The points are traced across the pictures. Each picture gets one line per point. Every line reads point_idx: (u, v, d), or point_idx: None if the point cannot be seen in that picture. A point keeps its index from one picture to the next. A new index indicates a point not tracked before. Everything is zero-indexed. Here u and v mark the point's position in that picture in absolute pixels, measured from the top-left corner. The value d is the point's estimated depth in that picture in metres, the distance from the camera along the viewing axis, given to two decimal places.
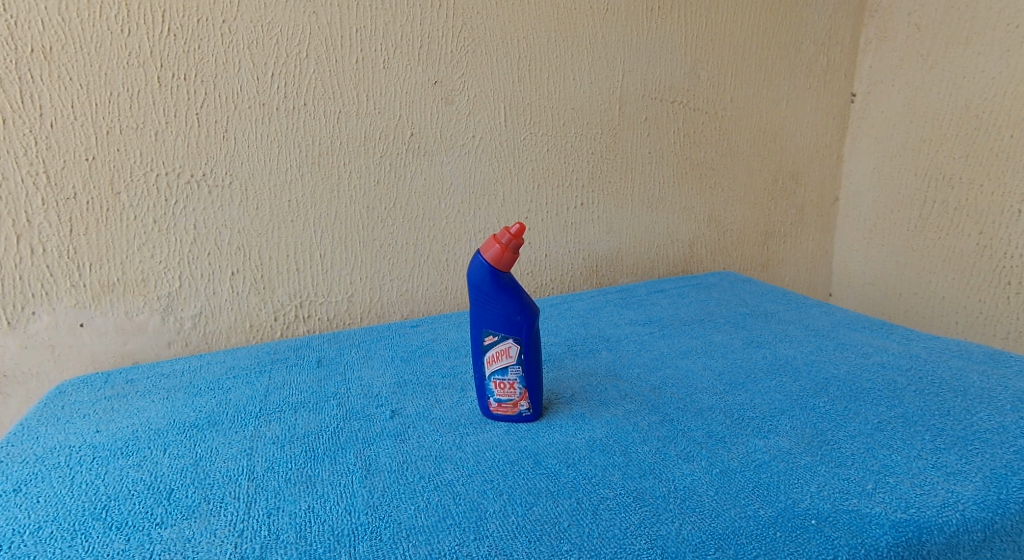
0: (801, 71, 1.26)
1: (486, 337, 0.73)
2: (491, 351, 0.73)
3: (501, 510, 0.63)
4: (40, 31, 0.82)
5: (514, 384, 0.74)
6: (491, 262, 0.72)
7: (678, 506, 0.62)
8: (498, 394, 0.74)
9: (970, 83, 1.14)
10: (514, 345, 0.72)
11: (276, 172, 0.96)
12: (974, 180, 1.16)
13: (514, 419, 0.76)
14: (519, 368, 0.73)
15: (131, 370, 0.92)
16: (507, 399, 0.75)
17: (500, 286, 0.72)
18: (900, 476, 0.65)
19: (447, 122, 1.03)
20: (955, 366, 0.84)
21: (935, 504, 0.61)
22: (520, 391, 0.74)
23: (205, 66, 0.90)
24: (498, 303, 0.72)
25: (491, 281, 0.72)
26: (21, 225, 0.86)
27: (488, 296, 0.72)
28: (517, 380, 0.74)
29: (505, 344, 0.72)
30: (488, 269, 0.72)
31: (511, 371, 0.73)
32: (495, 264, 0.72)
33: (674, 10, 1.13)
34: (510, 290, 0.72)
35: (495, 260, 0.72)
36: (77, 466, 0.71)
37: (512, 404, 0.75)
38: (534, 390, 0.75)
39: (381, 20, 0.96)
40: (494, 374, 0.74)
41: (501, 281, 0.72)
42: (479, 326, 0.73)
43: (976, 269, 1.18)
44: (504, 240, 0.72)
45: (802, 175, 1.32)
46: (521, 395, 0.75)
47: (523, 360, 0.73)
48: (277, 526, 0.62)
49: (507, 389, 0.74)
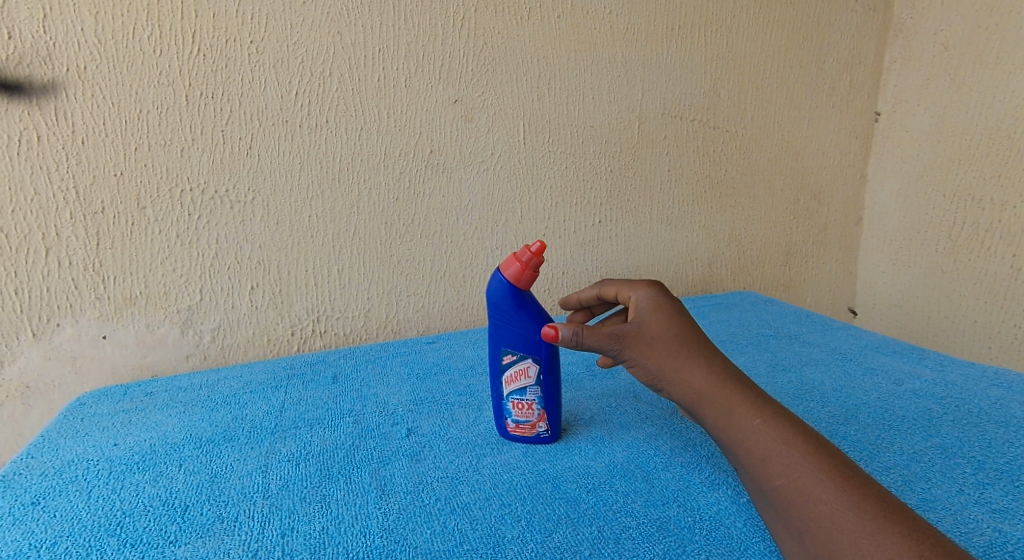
0: (824, 90, 1.25)
1: (505, 356, 0.72)
2: (508, 371, 0.72)
3: (520, 537, 0.61)
4: (75, 50, 0.85)
5: (532, 404, 0.73)
6: (511, 280, 0.71)
7: (704, 538, 0.61)
8: (514, 415, 0.74)
9: (1001, 103, 1.12)
10: (533, 366, 0.71)
11: (297, 189, 0.97)
12: (1006, 202, 1.13)
13: (532, 440, 0.75)
14: (538, 389, 0.72)
15: (150, 384, 0.92)
16: (525, 420, 0.74)
17: (519, 305, 0.71)
18: (941, 513, 0.63)
19: (466, 139, 1.03)
20: (992, 394, 0.81)
21: (981, 545, 0.59)
22: (539, 412, 0.73)
23: (231, 84, 0.91)
24: (517, 322, 0.71)
25: (510, 299, 0.71)
26: (50, 238, 0.88)
27: (506, 315, 0.71)
28: (535, 401, 0.73)
29: (523, 364, 0.71)
30: (508, 287, 0.71)
31: (530, 391, 0.72)
32: (515, 281, 0.71)
33: (695, 30, 1.13)
34: (529, 308, 0.71)
35: (515, 277, 0.71)
36: (94, 480, 0.71)
37: (530, 425, 0.74)
38: (553, 411, 0.74)
39: (404, 40, 0.97)
40: (511, 394, 0.73)
41: (521, 298, 0.71)
42: (495, 345, 0.72)
43: (1010, 295, 1.15)
44: (524, 257, 0.70)
45: (825, 196, 1.30)
46: (539, 416, 0.73)
47: (542, 380, 0.72)
48: (292, 547, 0.61)
49: (525, 410, 0.73)
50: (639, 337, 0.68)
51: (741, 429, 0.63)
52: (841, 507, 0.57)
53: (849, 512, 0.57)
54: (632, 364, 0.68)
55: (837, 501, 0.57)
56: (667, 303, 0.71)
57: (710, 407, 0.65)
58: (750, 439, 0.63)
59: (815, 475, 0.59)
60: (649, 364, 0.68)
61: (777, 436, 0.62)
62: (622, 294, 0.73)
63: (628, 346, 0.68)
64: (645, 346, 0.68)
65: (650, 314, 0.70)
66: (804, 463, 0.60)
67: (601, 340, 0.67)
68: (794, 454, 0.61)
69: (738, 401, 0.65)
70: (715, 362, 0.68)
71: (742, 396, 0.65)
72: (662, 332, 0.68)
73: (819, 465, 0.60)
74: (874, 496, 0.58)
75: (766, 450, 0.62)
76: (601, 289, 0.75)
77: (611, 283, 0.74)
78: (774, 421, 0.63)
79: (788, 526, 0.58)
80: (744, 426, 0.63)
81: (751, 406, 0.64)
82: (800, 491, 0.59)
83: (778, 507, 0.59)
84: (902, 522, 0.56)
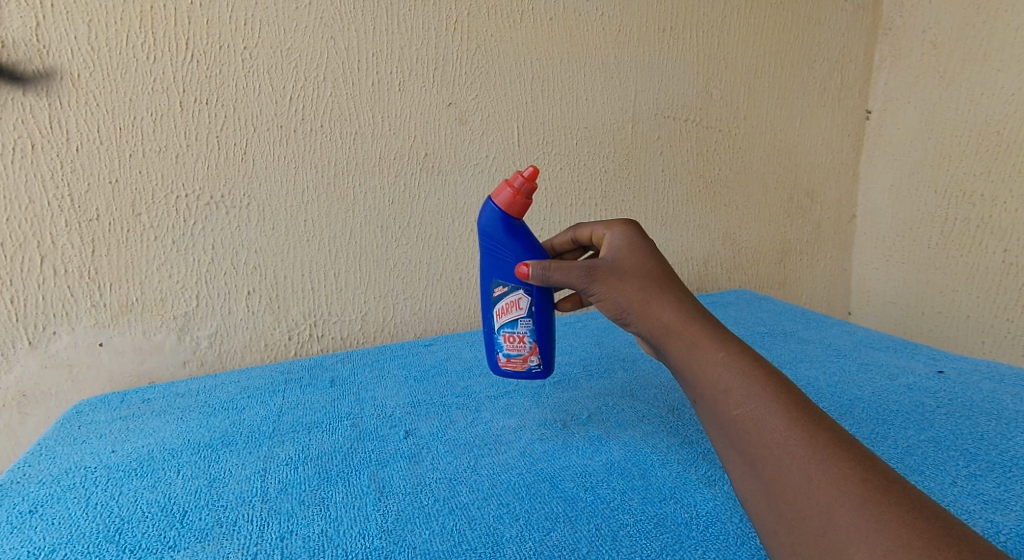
0: (816, 89, 1.26)
1: (496, 287, 0.75)
2: (501, 302, 0.75)
3: (518, 536, 0.61)
4: (68, 59, 0.85)
5: (524, 337, 0.75)
6: (503, 207, 0.75)
7: (701, 533, 0.61)
8: (507, 348, 0.76)
9: (990, 99, 1.13)
10: (523, 296, 0.74)
11: (293, 193, 0.97)
12: (996, 197, 1.14)
13: (525, 374, 0.77)
14: (529, 320, 0.75)
15: (147, 390, 0.92)
16: (517, 354, 0.76)
17: (510, 230, 0.75)
18: None
19: (461, 142, 1.04)
20: (985, 388, 0.82)
21: None
22: (530, 345, 0.76)
23: (225, 90, 0.92)
24: (508, 248, 0.75)
25: (501, 225, 0.75)
26: (45, 246, 0.88)
27: (498, 242, 0.75)
28: (527, 334, 0.75)
29: (514, 294, 0.74)
30: (500, 213, 0.75)
31: (521, 323, 0.75)
32: (507, 207, 0.75)
33: (686, 30, 1.14)
34: (520, 235, 0.75)
35: (507, 203, 0.75)
36: (93, 486, 0.71)
37: (522, 359, 0.76)
38: (544, 345, 0.76)
39: (397, 44, 0.98)
40: (503, 327, 0.76)
41: (512, 224, 0.75)
42: (490, 276, 0.76)
43: (1001, 289, 1.16)
44: (516, 184, 0.75)
45: (818, 194, 1.31)
46: (531, 350, 0.76)
47: (533, 311, 0.75)
48: (291, 549, 0.61)
49: (517, 343, 0.76)
50: (609, 272, 0.68)
51: (703, 359, 0.61)
52: (793, 435, 0.55)
53: (800, 441, 0.55)
54: (600, 298, 0.68)
55: (790, 430, 0.55)
56: (640, 241, 0.71)
57: (675, 338, 0.64)
58: (711, 369, 0.60)
59: (772, 406, 0.57)
60: (617, 298, 0.67)
61: (738, 368, 0.60)
62: (597, 234, 0.74)
63: (597, 279, 0.68)
64: (614, 280, 0.67)
65: (623, 250, 0.70)
66: (761, 394, 0.58)
67: (569, 275, 0.69)
68: (753, 384, 0.58)
69: (703, 334, 0.63)
70: (684, 297, 0.66)
71: (708, 330, 0.63)
72: (631, 267, 0.68)
73: (777, 397, 0.57)
74: (830, 428, 0.56)
75: (725, 380, 0.59)
76: (576, 232, 0.77)
77: (586, 225, 0.76)
78: (738, 354, 0.61)
79: (740, 455, 0.57)
80: (707, 357, 0.61)
81: (715, 339, 0.62)
82: (755, 421, 0.57)
83: (732, 437, 0.58)
84: (852, 452, 0.54)
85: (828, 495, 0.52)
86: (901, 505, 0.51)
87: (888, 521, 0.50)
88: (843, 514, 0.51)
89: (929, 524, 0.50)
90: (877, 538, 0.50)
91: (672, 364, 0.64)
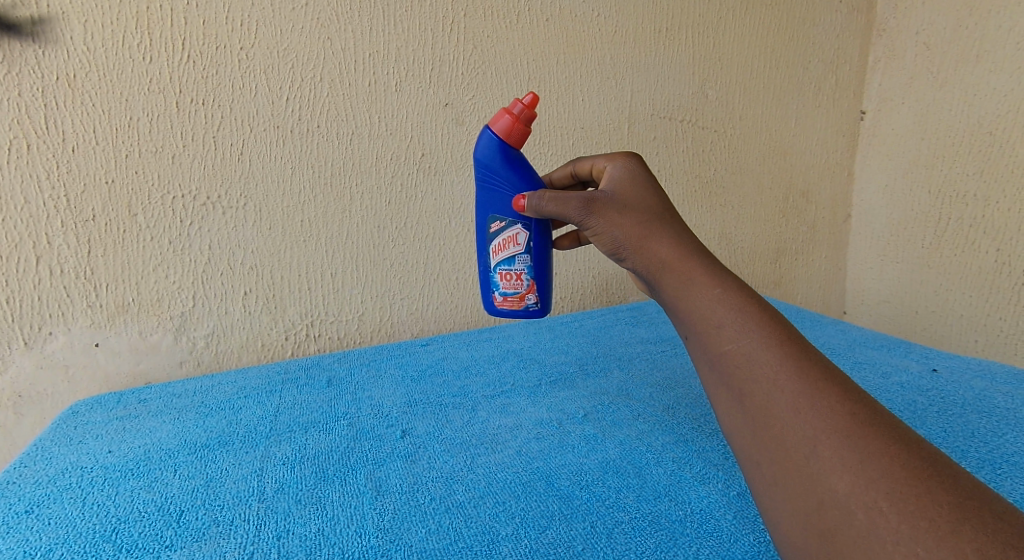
0: (810, 90, 1.26)
1: (493, 223, 0.77)
2: (498, 239, 0.77)
3: (514, 533, 0.62)
4: (64, 59, 0.85)
5: (520, 275, 0.78)
6: (501, 136, 0.76)
7: (694, 531, 0.61)
8: (504, 287, 0.78)
9: (983, 100, 1.14)
10: (520, 233, 0.76)
11: (289, 194, 0.97)
12: (989, 197, 1.15)
13: (521, 312, 0.79)
14: (526, 258, 0.77)
15: (144, 390, 0.92)
16: (513, 293, 0.79)
17: (507, 161, 0.76)
18: None
19: (457, 143, 1.04)
20: (977, 386, 0.82)
21: None
22: (527, 283, 0.78)
23: (222, 90, 0.92)
24: (505, 180, 0.76)
25: (499, 156, 0.76)
26: (41, 247, 0.88)
27: (496, 173, 0.76)
28: (524, 271, 0.78)
29: (511, 231, 0.77)
30: (498, 142, 0.76)
31: (518, 261, 0.77)
32: (505, 135, 0.75)
33: (681, 31, 1.14)
34: (517, 165, 0.76)
35: (505, 130, 0.75)
36: (89, 487, 0.71)
37: (519, 298, 0.79)
38: (541, 283, 0.79)
39: (394, 45, 0.98)
40: (500, 265, 0.78)
41: (510, 153, 0.76)
42: (488, 210, 0.78)
43: (995, 288, 1.16)
44: (515, 111, 0.75)
45: (813, 194, 1.32)
46: (528, 288, 0.78)
47: (529, 248, 0.77)
48: (288, 548, 0.61)
49: (514, 281, 0.78)
50: (608, 206, 0.66)
51: (695, 294, 0.59)
52: (785, 370, 0.52)
53: (790, 375, 0.52)
54: (597, 233, 0.66)
55: (781, 364, 0.53)
56: (643, 176, 0.69)
57: (671, 274, 0.61)
58: (704, 304, 0.58)
59: (764, 340, 0.54)
60: (615, 234, 0.65)
61: (732, 303, 0.57)
62: (598, 168, 0.72)
63: (595, 213, 0.66)
64: (612, 215, 0.66)
65: (625, 185, 0.68)
66: (753, 328, 0.55)
67: (567, 207, 0.68)
68: (746, 318, 0.55)
69: (699, 269, 0.60)
70: (682, 234, 0.64)
71: (705, 266, 0.60)
72: (631, 203, 0.66)
73: (771, 332, 0.54)
74: (823, 364, 0.53)
75: (718, 315, 0.56)
76: (575, 166, 0.76)
77: (587, 159, 0.74)
78: (734, 290, 0.57)
79: (727, 389, 0.54)
80: (701, 292, 0.58)
81: (711, 274, 0.59)
82: (745, 355, 0.54)
83: (720, 372, 0.55)
84: (845, 388, 0.51)
85: (814, 426, 0.50)
86: (889, 439, 0.48)
87: (872, 453, 0.48)
88: (827, 445, 0.49)
89: (915, 458, 0.47)
90: (859, 468, 0.48)
91: (665, 300, 0.62)
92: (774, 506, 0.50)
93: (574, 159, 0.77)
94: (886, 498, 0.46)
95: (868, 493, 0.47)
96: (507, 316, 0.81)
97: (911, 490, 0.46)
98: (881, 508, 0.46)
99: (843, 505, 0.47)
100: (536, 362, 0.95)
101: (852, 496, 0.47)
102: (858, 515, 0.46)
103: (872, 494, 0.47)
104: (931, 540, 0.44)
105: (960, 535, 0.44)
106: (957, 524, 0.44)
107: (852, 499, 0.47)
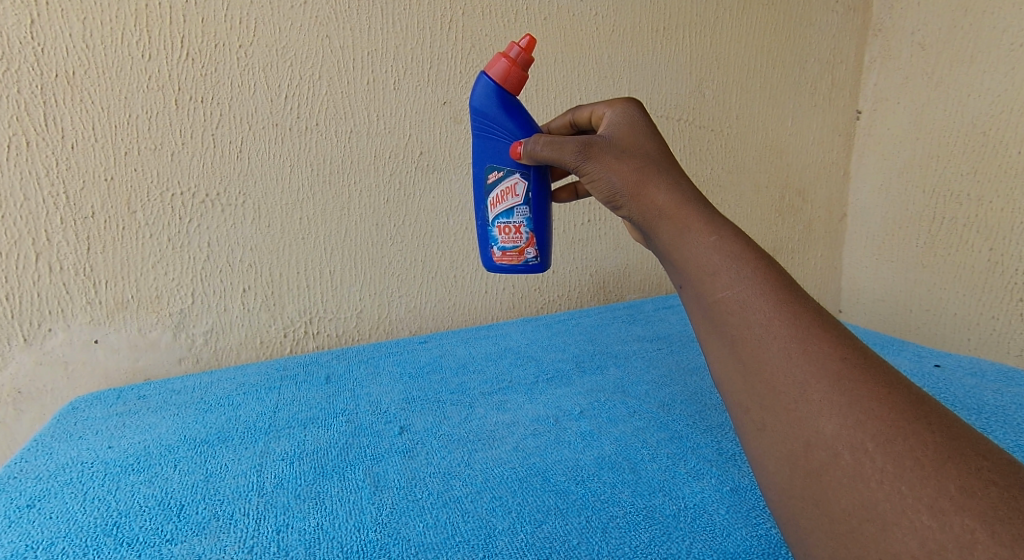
0: (806, 89, 1.27)
1: (490, 174, 0.78)
2: (495, 191, 0.78)
3: (510, 528, 0.62)
4: (64, 56, 0.85)
5: (520, 228, 0.79)
6: (497, 81, 0.76)
7: (688, 525, 0.62)
8: (502, 241, 0.80)
9: (976, 100, 1.14)
10: (519, 183, 0.77)
11: (288, 192, 0.98)
12: (982, 197, 1.16)
13: (520, 267, 0.81)
14: (525, 210, 0.78)
15: (143, 387, 0.93)
16: (512, 247, 0.80)
17: (504, 106, 0.76)
18: None
19: (456, 141, 1.05)
20: (968, 384, 0.83)
21: None
22: (527, 236, 0.79)
23: (220, 88, 0.92)
24: (502, 127, 0.76)
25: (495, 101, 0.76)
26: (41, 243, 0.88)
27: (492, 120, 0.76)
28: (523, 224, 0.79)
29: (510, 182, 0.77)
30: (495, 86, 0.76)
31: (517, 213, 0.78)
32: (502, 79, 0.76)
33: (678, 31, 1.15)
34: (514, 109, 0.76)
35: (503, 75, 0.75)
36: (89, 482, 0.72)
37: (518, 252, 0.80)
38: (540, 236, 0.80)
39: (392, 43, 0.98)
40: (499, 218, 0.79)
41: (505, 98, 0.76)
42: (485, 159, 0.78)
43: (987, 286, 1.17)
44: (513, 54, 0.75)
45: (809, 192, 1.33)
46: (527, 242, 0.79)
47: (529, 199, 0.78)
48: (287, 542, 0.62)
49: (513, 235, 0.79)
50: (605, 150, 0.66)
51: (693, 242, 0.58)
52: (777, 315, 0.53)
53: (783, 321, 0.52)
54: (592, 179, 0.67)
55: (775, 311, 0.53)
56: (641, 123, 0.69)
57: (666, 222, 0.61)
58: (699, 252, 0.57)
59: (758, 287, 0.54)
60: (613, 179, 0.65)
61: (728, 250, 0.56)
62: (598, 114, 0.73)
63: (592, 158, 0.67)
64: (610, 160, 0.66)
65: (624, 131, 0.69)
66: (747, 274, 0.55)
67: (563, 151, 0.68)
68: (741, 264, 0.55)
69: (696, 218, 0.60)
70: (681, 183, 0.63)
71: (702, 215, 0.60)
72: (629, 150, 0.66)
73: (765, 280, 0.54)
74: (814, 308, 0.53)
75: (713, 263, 0.56)
76: (574, 114, 0.76)
77: (585, 107, 0.75)
78: (731, 238, 0.57)
79: (721, 337, 0.54)
80: (696, 241, 0.58)
81: (707, 223, 0.59)
82: (740, 302, 0.54)
83: (714, 319, 0.55)
84: (834, 331, 0.52)
85: (805, 371, 0.50)
86: (877, 384, 0.49)
87: (861, 397, 0.48)
88: (817, 389, 0.49)
89: (902, 402, 0.48)
90: (847, 410, 0.48)
91: (661, 249, 0.62)
92: (763, 453, 0.51)
93: (572, 108, 0.77)
94: (873, 439, 0.47)
95: (856, 435, 0.47)
96: (506, 271, 0.82)
97: (898, 431, 0.47)
98: (867, 449, 0.47)
99: (829, 446, 0.48)
100: (532, 360, 0.96)
101: (840, 437, 0.48)
102: (845, 457, 0.47)
103: (857, 434, 0.47)
104: (916, 479, 0.45)
105: (945, 472, 0.45)
106: (941, 462, 0.45)
107: (839, 441, 0.48)
